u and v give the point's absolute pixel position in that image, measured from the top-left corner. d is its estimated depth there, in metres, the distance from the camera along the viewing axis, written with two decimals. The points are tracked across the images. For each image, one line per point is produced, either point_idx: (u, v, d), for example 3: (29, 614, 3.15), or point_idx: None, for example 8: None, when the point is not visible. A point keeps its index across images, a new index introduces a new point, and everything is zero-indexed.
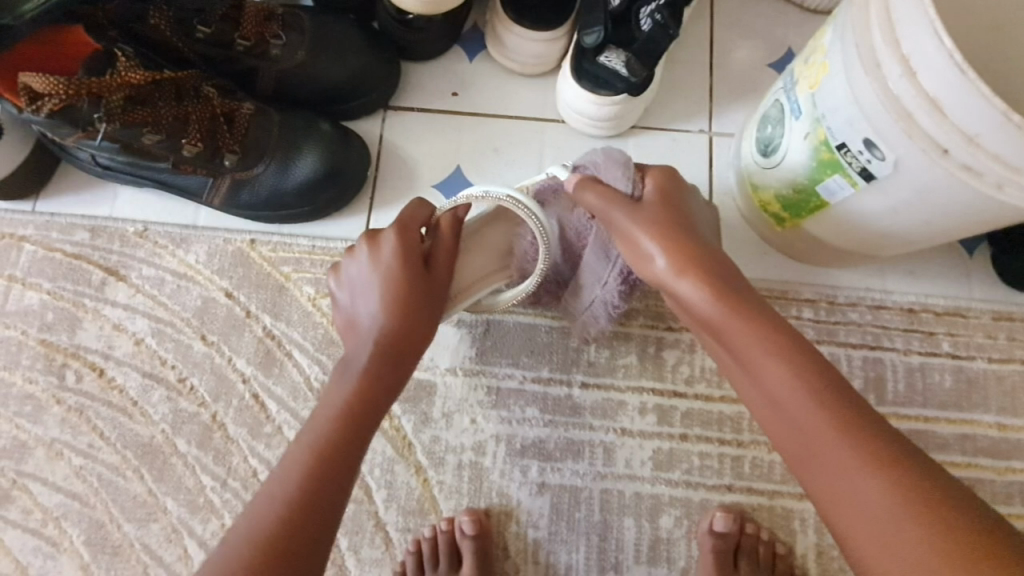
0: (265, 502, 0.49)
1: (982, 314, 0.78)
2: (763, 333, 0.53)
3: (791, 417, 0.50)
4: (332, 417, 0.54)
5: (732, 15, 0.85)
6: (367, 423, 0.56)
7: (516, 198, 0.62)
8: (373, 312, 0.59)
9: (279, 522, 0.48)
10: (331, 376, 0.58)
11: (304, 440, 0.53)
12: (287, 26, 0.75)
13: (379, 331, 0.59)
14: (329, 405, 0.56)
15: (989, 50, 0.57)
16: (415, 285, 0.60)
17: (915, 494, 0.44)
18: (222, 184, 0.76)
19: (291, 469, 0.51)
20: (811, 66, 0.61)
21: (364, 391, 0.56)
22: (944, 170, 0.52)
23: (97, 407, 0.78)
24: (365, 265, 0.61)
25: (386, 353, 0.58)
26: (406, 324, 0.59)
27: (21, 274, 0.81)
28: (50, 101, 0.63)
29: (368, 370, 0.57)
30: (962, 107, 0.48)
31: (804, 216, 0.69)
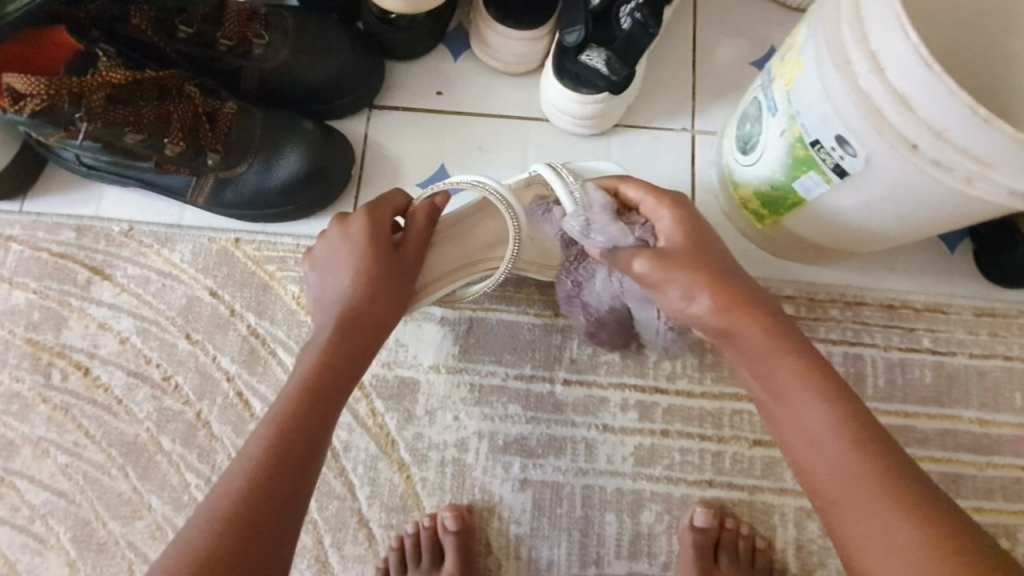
0: (231, 479, 0.50)
1: (963, 309, 0.78)
2: (806, 375, 0.54)
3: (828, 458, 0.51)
4: (299, 395, 0.55)
5: (714, 13, 0.86)
6: (333, 405, 0.56)
7: (486, 183, 0.63)
8: (341, 290, 0.60)
9: (240, 498, 0.49)
10: (301, 352, 0.59)
11: (269, 415, 0.54)
12: (270, 26, 0.76)
13: (345, 311, 0.59)
14: (293, 381, 0.56)
15: (960, 47, 0.58)
16: (383, 267, 0.60)
17: (947, 544, 0.46)
18: (206, 183, 0.77)
19: (255, 445, 0.52)
20: (786, 64, 0.61)
21: (331, 371, 0.56)
22: (914, 166, 0.53)
23: (83, 405, 0.78)
24: (336, 244, 0.61)
25: (354, 334, 0.58)
26: (374, 307, 0.59)
27: (8, 274, 0.81)
28: (32, 101, 0.62)
29: (329, 345, 0.57)
30: (929, 103, 0.48)
31: (783, 213, 0.70)
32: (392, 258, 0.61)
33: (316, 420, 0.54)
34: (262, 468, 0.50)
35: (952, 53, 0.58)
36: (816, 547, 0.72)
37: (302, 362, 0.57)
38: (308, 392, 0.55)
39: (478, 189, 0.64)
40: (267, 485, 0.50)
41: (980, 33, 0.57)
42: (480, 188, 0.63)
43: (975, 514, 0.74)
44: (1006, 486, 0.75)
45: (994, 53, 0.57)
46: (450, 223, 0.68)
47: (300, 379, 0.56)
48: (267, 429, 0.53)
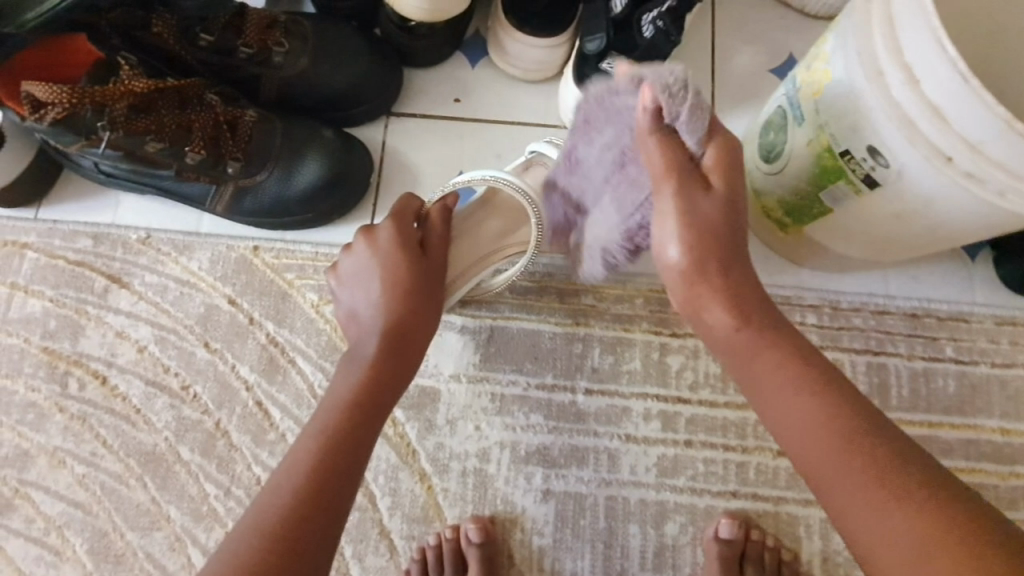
0: (273, 495, 0.50)
1: (984, 318, 0.78)
2: (785, 361, 0.51)
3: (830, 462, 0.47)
4: (342, 408, 0.55)
5: (733, 21, 0.85)
6: (375, 418, 0.55)
7: (498, 176, 0.63)
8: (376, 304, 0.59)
9: (285, 516, 0.48)
10: (338, 365, 0.59)
11: (308, 431, 0.54)
12: (290, 33, 0.75)
13: (385, 325, 0.58)
14: (335, 394, 0.56)
15: (988, 57, 0.57)
16: (418, 278, 0.60)
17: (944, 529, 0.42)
18: (225, 192, 0.76)
19: (297, 462, 0.51)
20: (812, 73, 0.61)
21: (370, 384, 0.56)
22: (946, 178, 0.53)
23: (100, 414, 0.78)
24: (364, 255, 0.61)
25: (393, 344, 0.58)
26: (410, 316, 0.59)
27: (24, 282, 0.80)
28: (53, 110, 0.63)
29: (371, 357, 0.57)
30: (964, 115, 0.48)
31: (807, 222, 0.69)
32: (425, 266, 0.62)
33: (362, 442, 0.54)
34: (306, 483, 0.50)
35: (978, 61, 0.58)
36: (840, 558, 0.72)
37: (342, 380, 0.56)
38: (347, 411, 0.54)
39: (490, 183, 0.64)
40: (309, 503, 0.49)
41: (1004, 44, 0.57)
42: (492, 182, 0.63)
43: None
44: None
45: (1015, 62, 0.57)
46: (461, 219, 0.68)
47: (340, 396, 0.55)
48: (308, 448, 0.52)
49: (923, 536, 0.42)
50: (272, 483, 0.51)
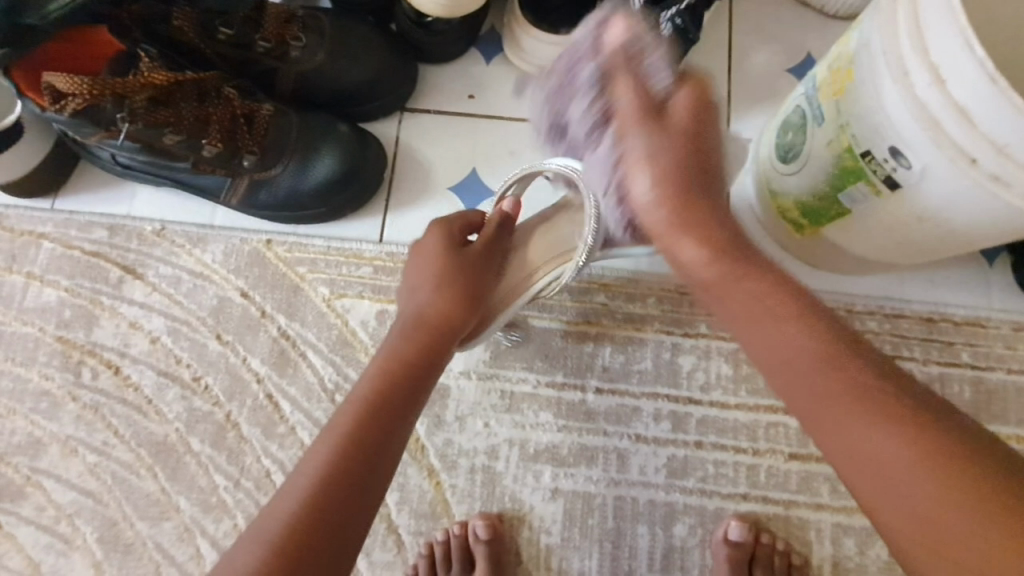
0: (292, 491, 0.49)
1: (1001, 324, 0.77)
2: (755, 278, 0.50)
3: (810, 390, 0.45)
4: (367, 400, 0.54)
5: (751, 21, 0.85)
6: (412, 408, 0.57)
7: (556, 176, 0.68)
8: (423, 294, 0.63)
9: (297, 518, 0.47)
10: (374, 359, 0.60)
11: (333, 429, 0.53)
12: (308, 28, 0.76)
13: (420, 320, 0.61)
14: (361, 391, 0.56)
15: (1015, 57, 0.57)
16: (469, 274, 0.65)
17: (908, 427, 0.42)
18: (240, 185, 0.76)
19: (315, 460, 0.51)
20: (834, 71, 0.61)
21: (400, 375, 0.57)
22: (973, 183, 0.52)
23: (112, 404, 0.78)
24: (416, 263, 0.66)
25: (429, 336, 0.60)
26: (446, 313, 0.61)
27: (39, 271, 0.81)
28: (74, 101, 0.64)
29: (402, 350, 0.59)
30: (992, 117, 0.47)
31: (824, 223, 0.69)
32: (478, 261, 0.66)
33: (398, 418, 0.55)
34: (322, 482, 0.49)
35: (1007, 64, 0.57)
36: (851, 564, 0.71)
37: (379, 359, 0.58)
38: (381, 384, 0.56)
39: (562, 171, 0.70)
40: (345, 469, 0.50)
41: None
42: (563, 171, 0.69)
43: None
44: None
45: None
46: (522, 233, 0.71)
47: (375, 371, 0.57)
48: (343, 423, 0.53)
49: (889, 453, 0.42)
50: (305, 459, 0.51)
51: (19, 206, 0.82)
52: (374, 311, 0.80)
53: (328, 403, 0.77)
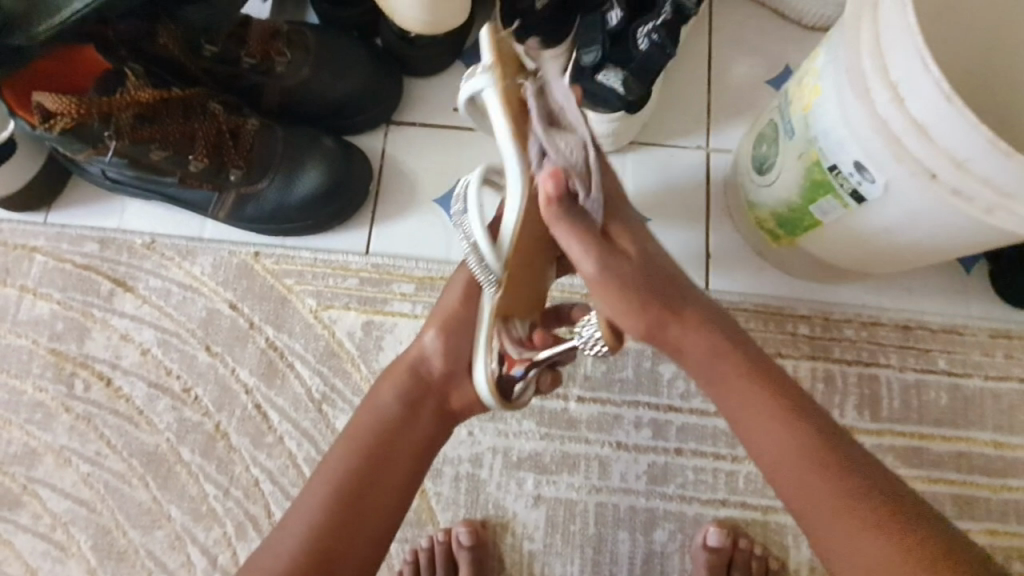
0: (300, 513, 0.55)
1: (978, 331, 0.78)
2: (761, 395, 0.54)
3: (762, 431, 0.53)
4: (366, 436, 0.58)
5: (732, 31, 0.86)
6: (405, 450, 0.59)
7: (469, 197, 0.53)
8: (425, 347, 0.60)
9: (300, 541, 0.54)
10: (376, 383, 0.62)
11: (334, 457, 0.58)
12: (292, 44, 0.76)
13: (428, 360, 0.60)
14: (362, 425, 0.59)
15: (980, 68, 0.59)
16: (456, 325, 0.59)
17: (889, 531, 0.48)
18: (227, 199, 0.78)
19: (321, 483, 0.57)
20: (804, 86, 0.61)
21: (399, 419, 0.59)
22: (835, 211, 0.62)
23: (105, 415, 0.80)
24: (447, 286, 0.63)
25: (426, 381, 0.60)
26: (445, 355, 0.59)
27: (32, 284, 0.83)
28: (62, 120, 0.64)
29: (400, 392, 0.60)
30: (950, 133, 0.47)
31: (798, 234, 0.70)
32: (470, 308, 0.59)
33: (371, 500, 0.56)
34: (325, 510, 0.55)
35: (964, 84, 0.59)
36: None
37: (362, 423, 0.59)
38: (360, 467, 0.57)
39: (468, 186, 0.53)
40: (320, 540, 0.54)
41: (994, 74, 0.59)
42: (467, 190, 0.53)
43: (988, 536, 0.74)
44: (1021, 509, 0.74)
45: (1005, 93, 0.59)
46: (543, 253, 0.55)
47: (359, 432, 0.59)
48: (322, 489, 0.56)
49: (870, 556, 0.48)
50: (300, 502, 0.56)
51: (11, 221, 0.84)
52: (361, 321, 0.81)
53: (315, 413, 0.79)
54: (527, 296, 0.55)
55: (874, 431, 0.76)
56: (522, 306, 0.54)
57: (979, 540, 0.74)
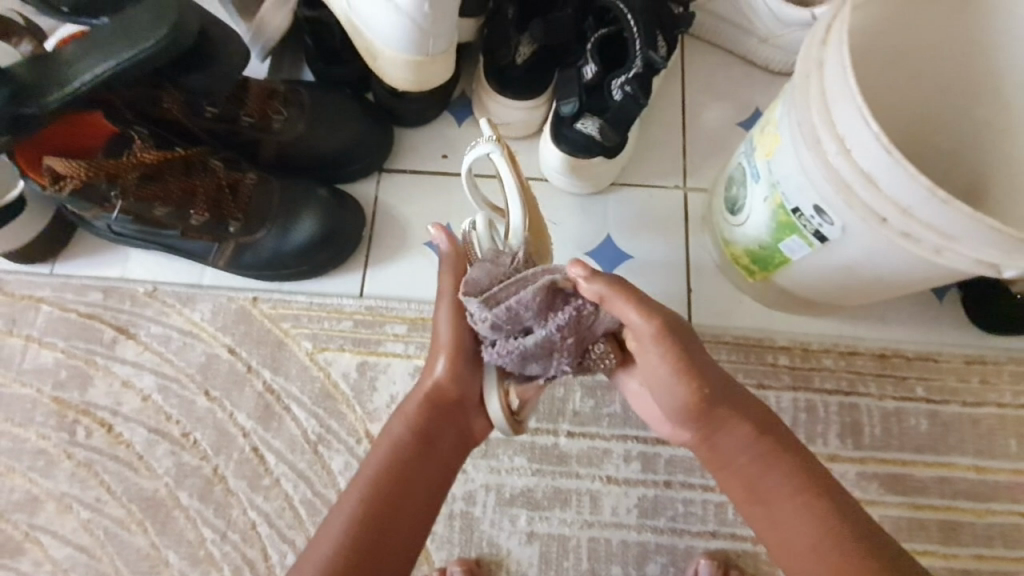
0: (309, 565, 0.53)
1: (954, 357, 0.80)
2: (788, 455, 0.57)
3: (766, 483, 0.57)
4: (379, 476, 0.56)
5: (702, 78, 0.91)
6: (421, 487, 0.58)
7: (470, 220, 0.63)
8: (438, 377, 0.59)
9: None
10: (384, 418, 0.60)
11: (349, 500, 0.56)
12: (289, 102, 0.81)
13: (436, 393, 0.59)
14: (374, 463, 0.57)
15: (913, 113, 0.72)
16: (472, 354, 0.59)
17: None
18: (226, 248, 0.81)
19: (334, 528, 0.54)
20: (765, 137, 0.66)
21: (415, 455, 0.58)
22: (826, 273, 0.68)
23: (106, 461, 0.81)
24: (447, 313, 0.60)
25: (438, 412, 0.60)
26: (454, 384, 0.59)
27: (38, 334, 0.85)
28: (72, 182, 0.69)
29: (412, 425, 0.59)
30: (893, 182, 0.52)
31: (772, 270, 0.73)
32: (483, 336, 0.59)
33: (389, 549, 0.55)
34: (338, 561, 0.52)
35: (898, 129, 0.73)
36: None
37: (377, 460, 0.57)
38: (368, 514, 0.55)
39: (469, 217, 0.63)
40: None
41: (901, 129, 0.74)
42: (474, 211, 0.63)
43: (976, 561, 0.75)
44: (1006, 532, 0.75)
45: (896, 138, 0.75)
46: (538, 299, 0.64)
47: (373, 471, 0.57)
48: (331, 540, 0.53)
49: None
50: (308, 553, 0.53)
51: (18, 272, 0.87)
52: (355, 363, 0.84)
53: (311, 455, 0.81)
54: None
55: (857, 459, 0.78)
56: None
57: (967, 565, 0.75)
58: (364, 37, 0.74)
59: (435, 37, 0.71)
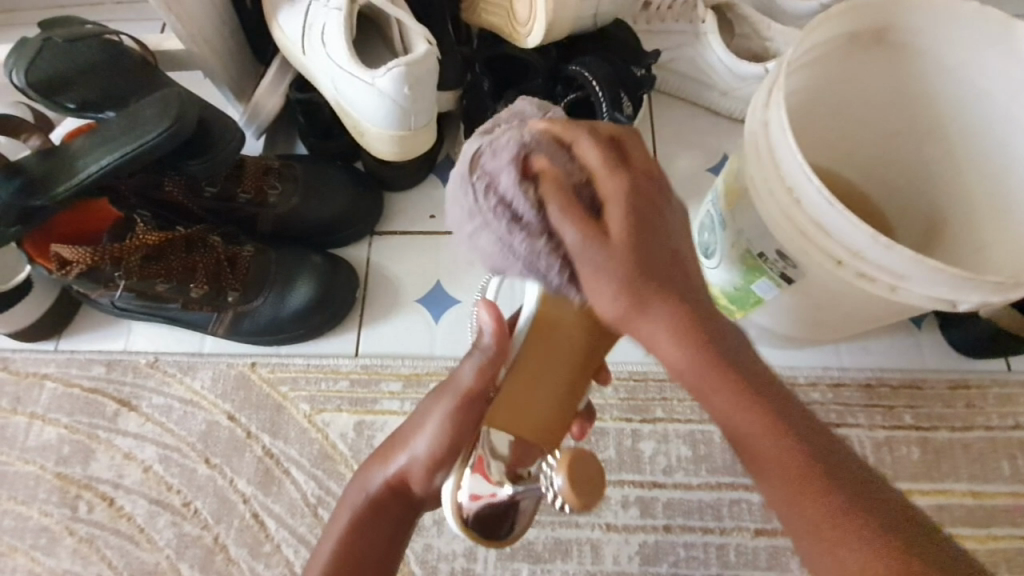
0: None
1: (938, 383, 0.82)
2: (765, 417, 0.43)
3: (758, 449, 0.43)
4: (338, 552, 0.52)
5: (670, 130, 0.97)
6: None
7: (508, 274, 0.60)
8: (409, 459, 0.53)
9: None
10: (355, 477, 0.57)
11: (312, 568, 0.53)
12: (282, 177, 0.86)
13: (406, 480, 0.54)
14: (337, 531, 0.54)
15: (864, 154, 0.80)
16: (444, 452, 0.51)
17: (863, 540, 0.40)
18: (225, 316, 0.85)
19: None
20: (727, 188, 0.72)
21: (373, 544, 0.53)
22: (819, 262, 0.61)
23: (107, 535, 0.82)
24: (444, 401, 0.53)
25: (403, 501, 0.54)
26: (423, 481, 0.53)
27: (42, 411, 0.87)
28: (77, 267, 0.74)
29: (376, 505, 0.54)
30: (841, 229, 0.57)
31: (748, 310, 0.77)
32: (471, 424, 0.50)
33: None
34: None
35: (863, 168, 0.81)
36: None
37: (332, 532, 0.54)
38: None
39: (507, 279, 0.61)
40: None
41: (859, 167, 0.81)
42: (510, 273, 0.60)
43: None
44: (1007, 557, 0.76)
45: (863, 182, 0.82)
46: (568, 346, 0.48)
47: (337, 543, 0.53)
48: None
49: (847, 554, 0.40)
50: None
51: (24, 349, 0.90)
52: (352, 422, 0.85)
53: (311, 518, 0.81)
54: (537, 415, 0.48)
55: None
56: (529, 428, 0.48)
57: None
58: (350, 115, 0.80)
59: (415, 114, 0.77)
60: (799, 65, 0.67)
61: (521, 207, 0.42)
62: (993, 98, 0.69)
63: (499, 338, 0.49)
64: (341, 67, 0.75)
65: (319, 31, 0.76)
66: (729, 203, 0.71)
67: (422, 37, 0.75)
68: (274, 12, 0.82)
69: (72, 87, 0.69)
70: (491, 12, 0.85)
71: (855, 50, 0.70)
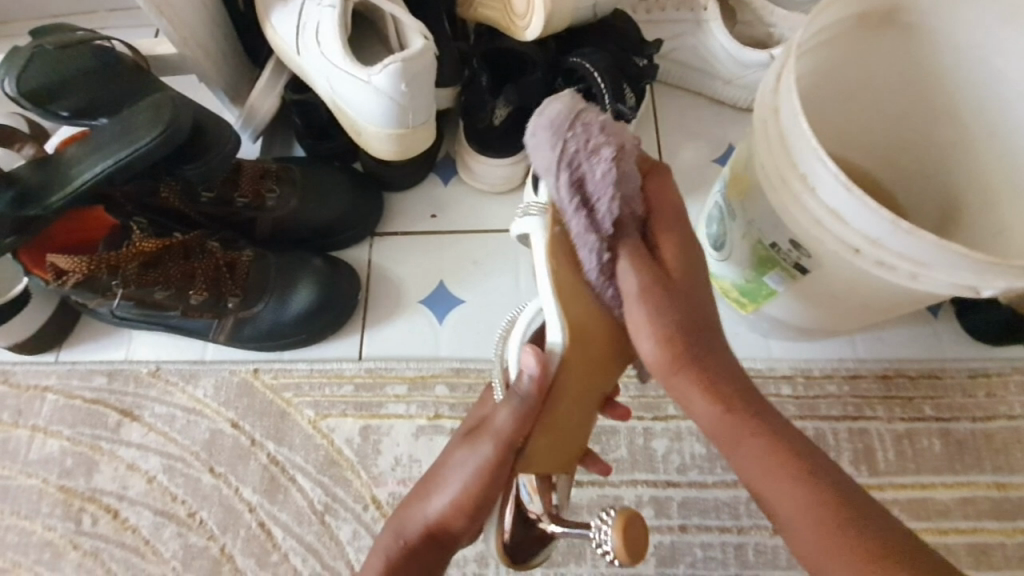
0: None
1: (959, 373, 0.80)
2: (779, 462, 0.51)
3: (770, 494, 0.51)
4: None
5: (675, 120, 0.95)
6: None
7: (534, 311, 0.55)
8: (443, 507, 0.51)
9: None
10: (387, 519, 0.55)
11: None
12: (281, 179, 0.84)
13: (442, 525, 0.52)
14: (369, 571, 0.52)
15: (878, 137, 0.78)
16: (481, 496, 0.50)
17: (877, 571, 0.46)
18: (226, 323, 0.83)
19: None
20: (736, 176, 0.71)
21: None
22: (835, 253, 0.60)
23: (112, 548, 0.80)
24: (481, 448, 0.50)
25: (439, 545, 0.52)
26: (460, 528, 0.51)
27: (44, 423, 0.86)
28: (74, 276, 0.73)
29: (410, 552, 0.51)
30: (857, 216, 0.55)
31: (761, 302, 0.75)
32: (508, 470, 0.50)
33: None
34: None
35: (875, 153, 0.79)
36: None
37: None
38: None
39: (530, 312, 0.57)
40: None
41: (870, 153, 0.79)
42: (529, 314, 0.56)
43: None
44: None
45: (876, 167, 0.79)
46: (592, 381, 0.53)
47: None
48: None
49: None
50: None
51: (25, 362, 0.88)
52: (358, 427, 0.84)
53: (318, 526, 0.80)
54: (569, 445, 0.53)
55: (874, 486, 0.76)
56: (557, 460, 0.53)
57: None
58: (348, 115, 0.79)
59: (413, 112, 0.76)
60: (809, 47, 0.65)
61: (596, 192, 0.50)
62: (1008, 76, 0.66)
63: (538, 385, 0.49)
64: (336, 65, 0.73)
65: (313, 29, 0.75)
66: (743, 192, 0.68)
67: (418, 31, 0.73)
68: (268, 12, 0.81)
69: (64, 94, 0.68)
70: (487, 5, 0.84)
71: (865, 31, 0.68)
